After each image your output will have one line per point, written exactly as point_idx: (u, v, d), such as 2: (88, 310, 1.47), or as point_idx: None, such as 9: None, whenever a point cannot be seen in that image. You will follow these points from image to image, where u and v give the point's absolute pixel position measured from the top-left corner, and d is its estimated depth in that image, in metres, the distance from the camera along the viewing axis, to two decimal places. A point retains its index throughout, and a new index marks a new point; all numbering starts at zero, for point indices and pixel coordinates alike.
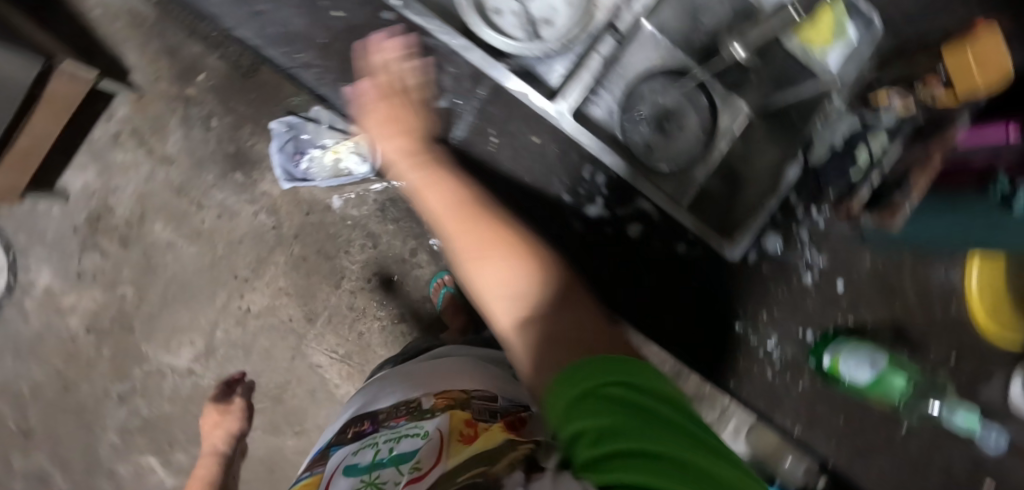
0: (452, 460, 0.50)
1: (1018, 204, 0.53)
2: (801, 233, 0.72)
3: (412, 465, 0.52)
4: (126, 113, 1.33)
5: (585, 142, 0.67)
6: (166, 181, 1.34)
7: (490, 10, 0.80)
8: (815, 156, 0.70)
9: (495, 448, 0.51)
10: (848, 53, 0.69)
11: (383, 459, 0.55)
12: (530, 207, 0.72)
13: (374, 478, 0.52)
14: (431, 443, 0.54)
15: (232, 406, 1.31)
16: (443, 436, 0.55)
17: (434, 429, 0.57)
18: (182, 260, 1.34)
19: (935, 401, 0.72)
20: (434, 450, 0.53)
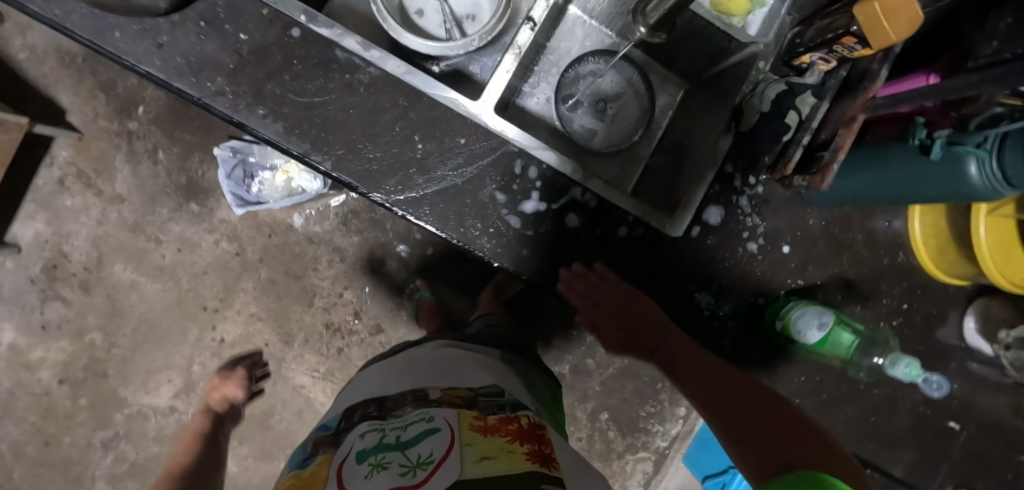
0: (463, 462, 0.59)
1: (934, 149, 0.55)
2: (743, 199, 0.73)
3: (426, 456, 0.61)
4: (68, 157, 1.30)
5: (512, 138, 0.64)
6: (120, 221, 1.31)
7: (411, 12, 0.80)
8: (746, 122, 0.71)
9: (515, 475, 0.58)
10: (764, 16, 0.71)
11: (390, 442, 0.64)
12: (465, 213, 0.64)
13: (380, 459, 0.62)
14: (442, 435, 0.63)
15: (233, 375, 1.19)
16: (452, 427, 0.64)
17: (444, 422, 0.65)
18: (149, 299, 1.32)
19: (880, 356, 0.77)
20: (444, 445, 0.62)
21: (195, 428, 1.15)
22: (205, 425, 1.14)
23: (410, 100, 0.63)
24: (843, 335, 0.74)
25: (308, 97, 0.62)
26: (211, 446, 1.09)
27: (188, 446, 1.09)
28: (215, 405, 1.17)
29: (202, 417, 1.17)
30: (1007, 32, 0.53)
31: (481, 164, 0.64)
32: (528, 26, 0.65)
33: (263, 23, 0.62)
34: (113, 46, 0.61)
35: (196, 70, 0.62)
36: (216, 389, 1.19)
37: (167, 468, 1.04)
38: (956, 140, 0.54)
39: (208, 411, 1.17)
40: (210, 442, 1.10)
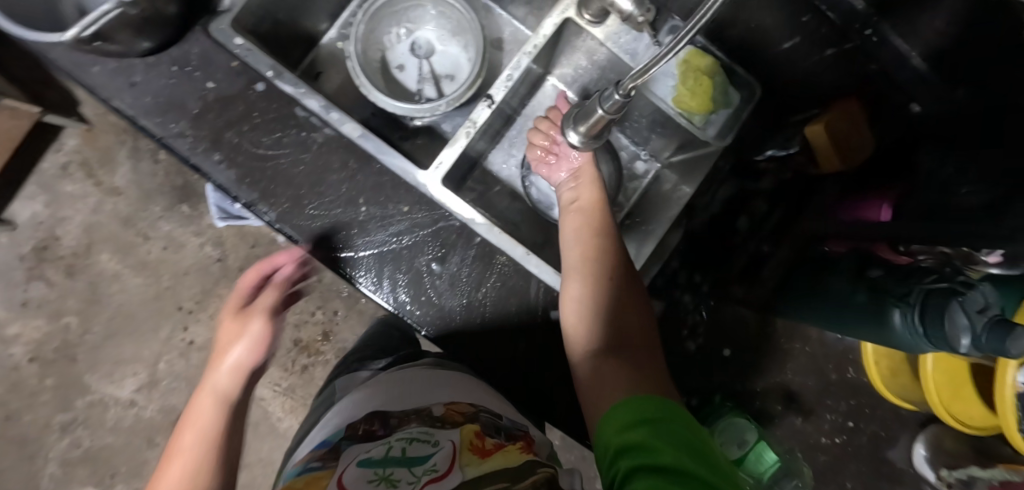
0: (470, 470, 0.48)
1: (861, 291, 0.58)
2: (686, 296, 0.70)
3: (427, 466, 0.50)
4: (76, 145, 1.34)
5: (457, 212, 0.65)
6: (113, 212, 1.34)
7: (392, 66, 0.82)
8: (697, 222, 0.69)
9: (515, 469, 0.49)
10: (728, 116, 0.66)
11: (394, 456, 0.52)
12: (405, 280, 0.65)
13: (388, 473, 0.50)
14: (445, 451, 0.51)
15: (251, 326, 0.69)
16: (454, 446, 0.52)
17: (447, 441, 0.53)
18: (128, 292, 1.34)
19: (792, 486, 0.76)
20: (448, 458, 0.50)
21: (188, 424, 0.68)
22: (196, 431, 0.66)
23: (361, 164, 0.64)
24: (768, 454, 0.74)
25: (261, 148, 0.64)
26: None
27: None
28: (225, 385, 0.69)
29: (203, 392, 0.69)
30: (948, 183, 0.51)
31: (421, 233, 0.65)
32: (486, 103, 0.66)
33: (231, 74, 0.64)
34: (90, 79, 0.64)
35: (162, 111, 0.65)
36: (224, 354, 0.70)
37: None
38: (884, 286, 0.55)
39: (217, 393, 0.69)
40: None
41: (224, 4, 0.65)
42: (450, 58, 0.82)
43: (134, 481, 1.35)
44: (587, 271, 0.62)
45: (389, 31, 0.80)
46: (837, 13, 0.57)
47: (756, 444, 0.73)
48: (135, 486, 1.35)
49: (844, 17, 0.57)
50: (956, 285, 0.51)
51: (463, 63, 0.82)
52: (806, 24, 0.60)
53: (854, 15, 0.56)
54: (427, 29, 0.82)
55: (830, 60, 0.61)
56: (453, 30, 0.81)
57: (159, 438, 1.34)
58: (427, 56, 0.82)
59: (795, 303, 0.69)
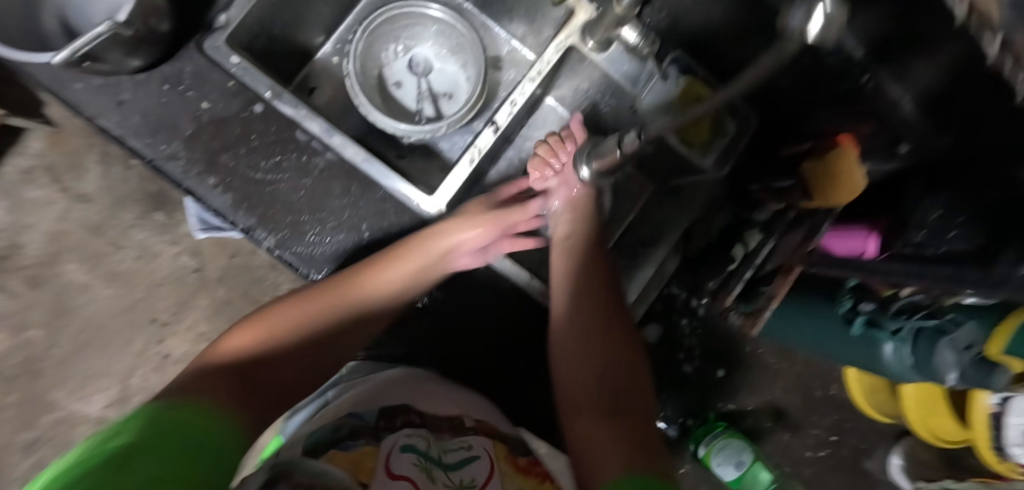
0: None
1: (856, 325, 0.59)
2: (683, 318, 0.73)
3: (467, 476, 0.53)
4: (40, 148, 1.24)
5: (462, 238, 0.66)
6: (82, 220, 1.26)
7: (389, 83, 0.81)
8: (692, 251, 0.72)
9: None
10: (723, 146, 0.68)
11: (432, 454, 0.54)
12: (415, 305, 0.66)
13: (427, 466, 0.52)
14: (482, 462, 0.55)
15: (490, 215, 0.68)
16: (490, 456, 0.56)
17: (481, 449, 0.57)
18: (98, 304, 1.28)
19: None
20: (485, 471, 0.54)
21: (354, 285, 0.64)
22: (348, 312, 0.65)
23: (363, 189, 0.63)
24: (763, 473, 0.76)
25: (260, 173, 0.62)
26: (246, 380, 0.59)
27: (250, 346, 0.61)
28: (392, 287, 0.66)
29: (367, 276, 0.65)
30: (934, 227, 0.54)
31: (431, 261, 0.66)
32: (490, 129, 0.66)
33: (227, 94, 0.62)
34: (74, 97, 0.61)
35: (153, 131, 0.62)
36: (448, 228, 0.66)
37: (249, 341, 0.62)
38: (877, 322, 0.57)
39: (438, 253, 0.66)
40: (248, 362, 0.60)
41: (220, 20, 0.62)
42: (448, 76, 0.82)
43: None
44: (575, 321, 0.65)
45: (386, 48, 0.79)
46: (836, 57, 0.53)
47: (752, 462, 0.75)
48: None
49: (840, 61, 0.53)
50: (947, 324, 0.53)
51: (461, 82, 0.81)
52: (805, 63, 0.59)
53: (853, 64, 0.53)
54: (425, 45, 0.81)
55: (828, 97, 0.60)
56: (452, 48, 0.80)
57: None
58: (425, 74, 0.82)
59: (788, 321, 0.68)
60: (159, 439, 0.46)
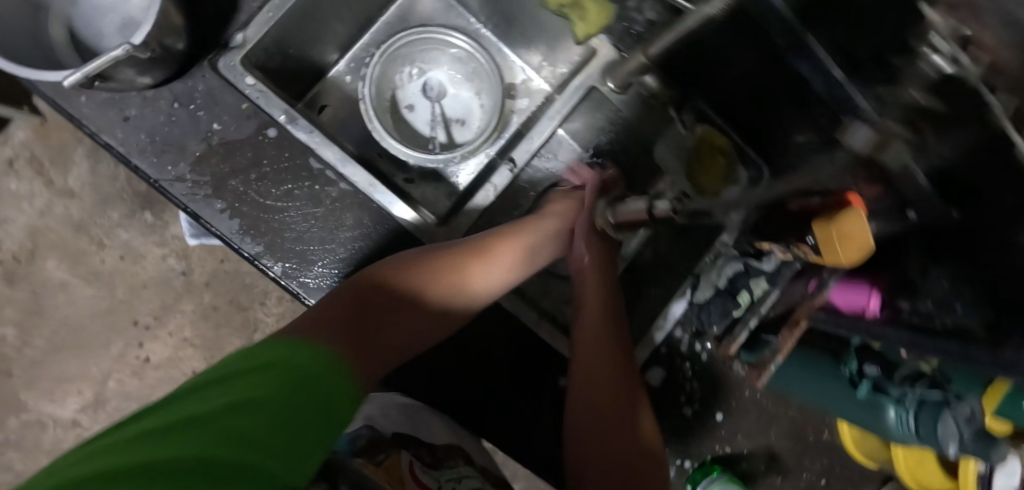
0: None
1: (862, 389, 0.61)
2: (686, 362, 0.74)
3: None
4: (24, 139, 1.17)
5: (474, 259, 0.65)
6: (65, 216, 1.19)
7: (402, 106, 0.80)
8: (699, 296, 0.72)
9: None
10: (734, 193, 0.69)
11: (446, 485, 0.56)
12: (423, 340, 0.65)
13: None
14: None
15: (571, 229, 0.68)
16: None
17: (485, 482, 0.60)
18: (77, 305, 1.22)
19: None
20: None
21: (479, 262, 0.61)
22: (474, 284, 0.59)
23: (375, 220, 0.62)
24: None
25: (270, 200, 0.60)
26: (358, 332, 0.51)
27: (365, 294, 0.54)
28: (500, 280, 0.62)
29: (496, 256, 0.62)
30: (939, 299, 0.55)
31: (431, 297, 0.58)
32: (508, 167, 0.70)
33: (239, 116, 0.60)
34: (78, 111, 0.59)
35: (159, 151, 0.59)
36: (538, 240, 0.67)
37: (365, 289, 0.54)
38: (882, 386, 0.60)
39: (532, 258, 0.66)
40: (360, 315, 0.52)
41: (236, 39, 0.60)
42: (461, 103, 0.81)
43: None
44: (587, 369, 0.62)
45: (400, 71, 0.79)
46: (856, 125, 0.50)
47: None
48: None
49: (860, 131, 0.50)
50: (948, 396, 0.56)
51: (475, 109, 0.81)
52: (823, 122, 0.56)
53: None
54: (439, 70, 0.81)
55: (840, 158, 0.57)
56: (469, 74, 0.81)
57: None
58: (438, 99, 0.81)
59: (791, 375, 0.67)
60: (241, 387, 0.39)
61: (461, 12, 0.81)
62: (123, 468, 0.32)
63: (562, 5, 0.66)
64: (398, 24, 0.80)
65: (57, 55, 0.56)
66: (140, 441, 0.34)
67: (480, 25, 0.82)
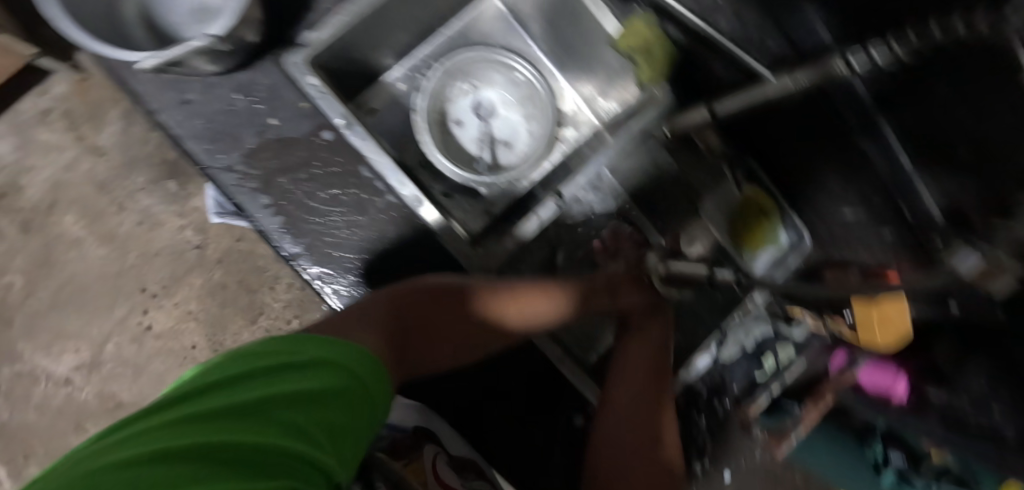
0: None
1: (886, 477, 0.66)
2: (700, 415, 0.70)
3: None
4: (62, 92, 1.16)
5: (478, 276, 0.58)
6: (90, 173, 1.18)
7: (450, 120, 0.80)
8: (725, 354, 0.68)
9: None
10: (774, 256, 0.71)
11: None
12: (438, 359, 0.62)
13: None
14: None
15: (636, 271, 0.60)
16: None
17: None
18: (88, 262, 1.19)
19: None
20: None
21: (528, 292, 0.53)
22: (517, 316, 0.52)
23: (417, 235, 0.61)
24: None
25: (316, 202, 0.60)
26: (401, 340, 0.46)
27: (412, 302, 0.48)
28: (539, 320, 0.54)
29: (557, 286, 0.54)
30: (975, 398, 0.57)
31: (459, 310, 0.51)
32: (554, 200, 0.63)
33: (299, 115, 0.60)
34: (139, 86, 0.58)
35: (213, 137, 0.59)
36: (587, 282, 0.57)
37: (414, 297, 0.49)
38: (906, 477, 0.65)
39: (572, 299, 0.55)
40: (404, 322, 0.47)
41: (306, 38, 0.60)
42: (509, 124, 0.81)
43: None
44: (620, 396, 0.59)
45: (454, 85, 0.79)
46: (911, 214, 0.54)
47: None
48: None
49: (917, 220, 0.54)
50: None
51: (521, 132, 0.81)
52: (874, 205, 0.60)
53: (928, 223, 0.53)
54: (493, 90, 0.81)
55: (884, 239, 0.61)
56: (521, 98, 0.81)
57: (87, 426, 1.22)
58: (487, 118, 0.81)
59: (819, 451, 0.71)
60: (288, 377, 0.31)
61: (520, 33, 0.81)
62: (167, 455, 0.24)
63: (632, 47, 0.64)
64: (459, 39, 0.80)
65: (129, 31, 0.56)
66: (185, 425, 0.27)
67: (539, 49, 0.81)
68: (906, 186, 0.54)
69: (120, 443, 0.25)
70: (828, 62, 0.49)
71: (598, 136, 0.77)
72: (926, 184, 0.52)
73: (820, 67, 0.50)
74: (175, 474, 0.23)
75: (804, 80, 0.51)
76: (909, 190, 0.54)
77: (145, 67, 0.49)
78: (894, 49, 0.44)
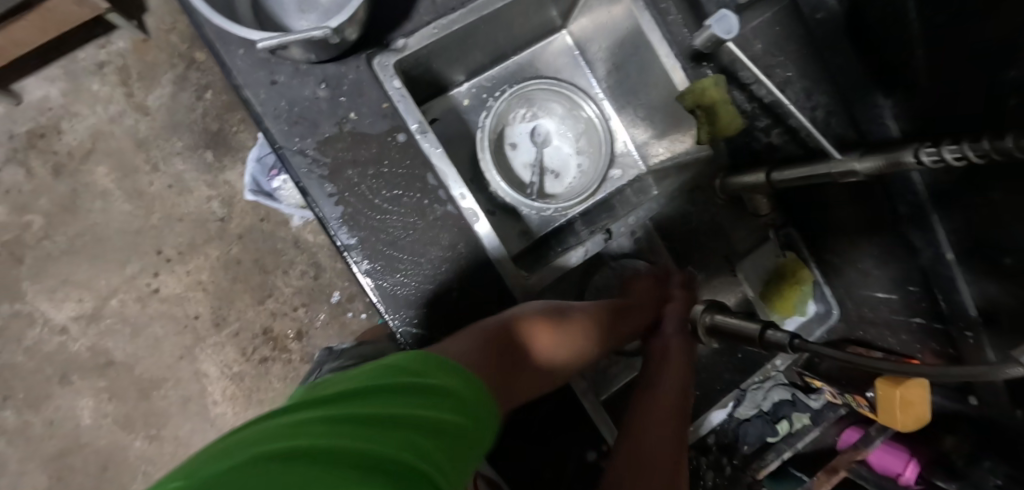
0: None
1: None
2: (708, 472, 0.70)
3: None
4: (122, 48, 1.18)
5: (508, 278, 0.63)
6: (131, 129, 1.19)
7: (507, 142, 0.82)
8: (741, 411, 0.72)
9: None
10: (800, 323, 0.74)
11: None
12: None
13: None
14: None
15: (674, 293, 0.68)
16: None
17: None
18: (110, 215, 1.19)
19: None
20: None
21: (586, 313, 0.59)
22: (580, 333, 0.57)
23: (469, 249, 0.63)
24: None
25: (379, 200, 0.62)
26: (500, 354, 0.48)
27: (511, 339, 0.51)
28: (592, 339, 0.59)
29: (598, 317, 0.60)
30: None
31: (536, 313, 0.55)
32: (602, 235, 0.70)
33: (378, 114, 0.62)
34: (231, 61, 0.60)
35: (292, 121, 0.61)
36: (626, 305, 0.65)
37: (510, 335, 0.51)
38: None
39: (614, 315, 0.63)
40: (501, 353, 0.49)
41: (397, 43, 0.63)
42: (562, 156, 0.84)
43: (27, 412, 1.20)
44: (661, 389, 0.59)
45: (516, 110, 0.82)
46: (946, 305, 0.57)
47: None
48: (27, 415, 1.20)
49: (953, 312, 0.57)
50: None
51: (571, 165, 0.84)
52: (908, 292, 0.62)
53: (961, 316, 0.56)
54: (551, 121, 0.84)
55: (914, 328, 0.63)
56: (577, 133, 0.83)
57: (73, 377, 1.20)
58: (542, 146, 0.83)
59: None
60: (407, 398, 0.34)
61: (585, 72, 0.84)
62: (323, 455, 0.26)
63: (698, 105, 0.67)
64: (527, 66, 0.83)
65: (236, 7, 0.58)
66: (328, 427, 0.29)
67: (600, 89, 0.85)
68: (947, 280, 0.56)
69: (277, 439, 0.27)
70: (900, 153, 0.46)
71: (642, 181, 0.81)
72: (964, 280, 0.55)
73: (892, 153, 0.47)
74: (332, 475, 0.25)
75: (868, 166, 0.49)
76: (949, 284, 0.56)
77: (260, 44, 0.53)
78: (964, 151, 0.41)
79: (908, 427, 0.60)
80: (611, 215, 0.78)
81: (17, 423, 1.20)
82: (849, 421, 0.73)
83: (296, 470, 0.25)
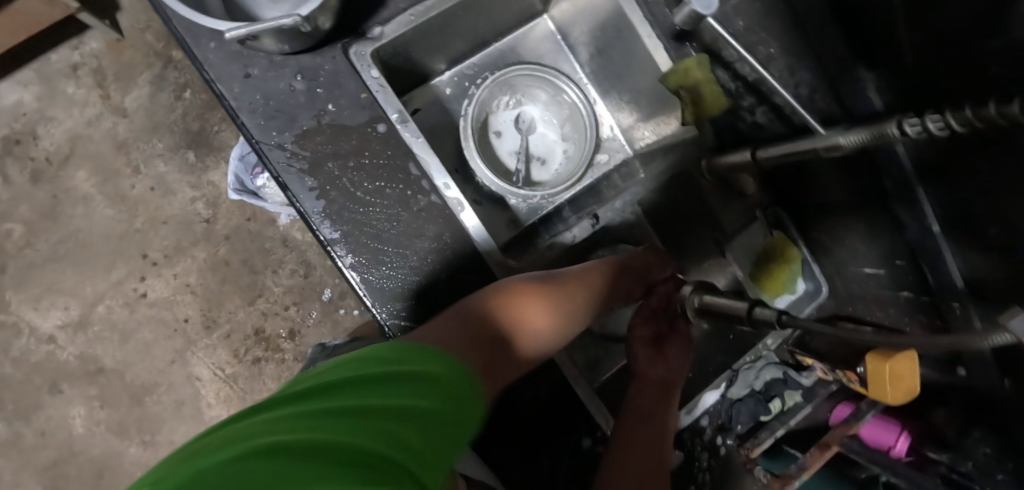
0: None
1: None
2: (703, 453, 0.72)
3: None
4: (97, 50, 1.16)
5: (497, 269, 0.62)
6: (110, 132, 1.17)
7: (491, 130, 0.82)
8: (733, 391, 0.73)
9: None
10: (790, 302, 0.74)
11: None
12: None
13: None
14: None
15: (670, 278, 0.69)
16: None
17: None
18: (92, 220, 1.17)
19: None
20: None
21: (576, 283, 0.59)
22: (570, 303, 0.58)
23: (454, 239, 0.62)
24: None
25: (361, 192, 0.61)
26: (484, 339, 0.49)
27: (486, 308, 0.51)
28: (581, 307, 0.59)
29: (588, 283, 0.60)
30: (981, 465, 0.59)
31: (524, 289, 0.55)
32: (588, 220, 0.72)
33: (357, 105, 0.61)
34: (203, 55, 0.59)
35: (268, 115, 0.60)
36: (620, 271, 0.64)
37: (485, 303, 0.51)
38: None
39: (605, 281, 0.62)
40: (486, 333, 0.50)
41: (374, 31, 0.62)
42: (547, 143, 0.83)
43: (18, 423, 1.19)
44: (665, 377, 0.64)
45: (499, 98, 0.81)
46: (934, 277, 0.57)
47: None
48: (17, 426, 1.19)
49: (940, 283, 0.56)
50: None
51: (557, 152, 0.83)
52: (897, 266, 0.62)
53: (949, 289, 0.56)
54: (535, 107, 0.83)
55: (903, 301, 0.63)
56: (562, 119, 0.83)
57: (64, 386, 1.19)
58: (526, 133, 0.83)
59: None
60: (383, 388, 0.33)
61: (568, 57, 0.83)
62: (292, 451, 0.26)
63: (681, 87, 0.67)
64: (509, 52, 0.82)
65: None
66: (299, 422, 0.28)
67: (584, 74, 0.84)
68: (935, 253, 0.56)
69: (245, 439, 0.27)
70: (884, 124, 0.45)
71: (629, 165, 0.80)
72: (950, 251, 0.55)
73: (876, 126, 0.46)
74: (301, 469, 0.24)
75: (852, 139, 0.48)
76: (936, 257, 0.56)
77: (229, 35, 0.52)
78: (947, 120, 0.40)
79: (896, 397, 0.59)
80: (597, 199, 0.77)
81: (8, 434, 1.19)
82: (842, 396, 0.73)
83: (264, 468, 0.24)
